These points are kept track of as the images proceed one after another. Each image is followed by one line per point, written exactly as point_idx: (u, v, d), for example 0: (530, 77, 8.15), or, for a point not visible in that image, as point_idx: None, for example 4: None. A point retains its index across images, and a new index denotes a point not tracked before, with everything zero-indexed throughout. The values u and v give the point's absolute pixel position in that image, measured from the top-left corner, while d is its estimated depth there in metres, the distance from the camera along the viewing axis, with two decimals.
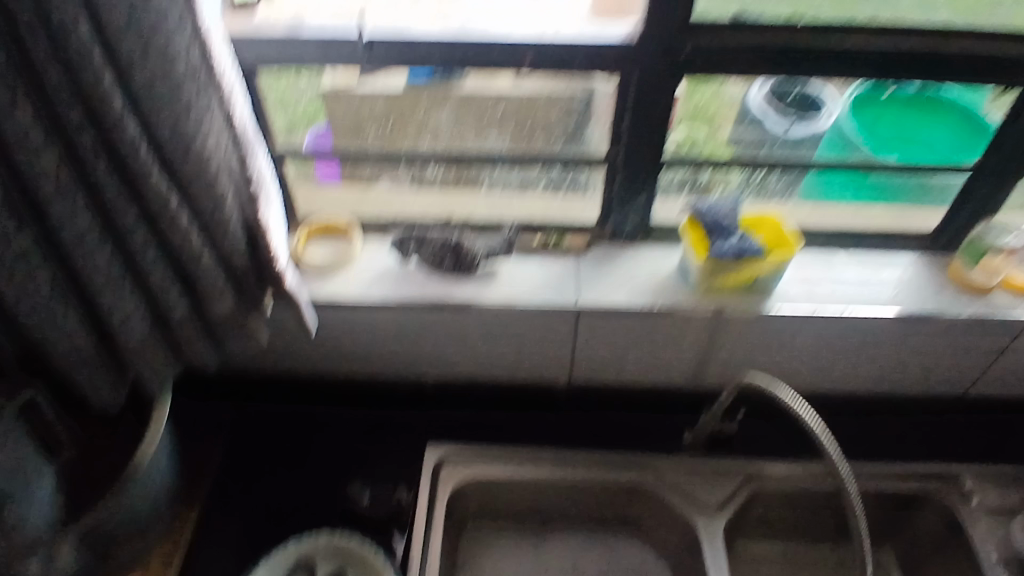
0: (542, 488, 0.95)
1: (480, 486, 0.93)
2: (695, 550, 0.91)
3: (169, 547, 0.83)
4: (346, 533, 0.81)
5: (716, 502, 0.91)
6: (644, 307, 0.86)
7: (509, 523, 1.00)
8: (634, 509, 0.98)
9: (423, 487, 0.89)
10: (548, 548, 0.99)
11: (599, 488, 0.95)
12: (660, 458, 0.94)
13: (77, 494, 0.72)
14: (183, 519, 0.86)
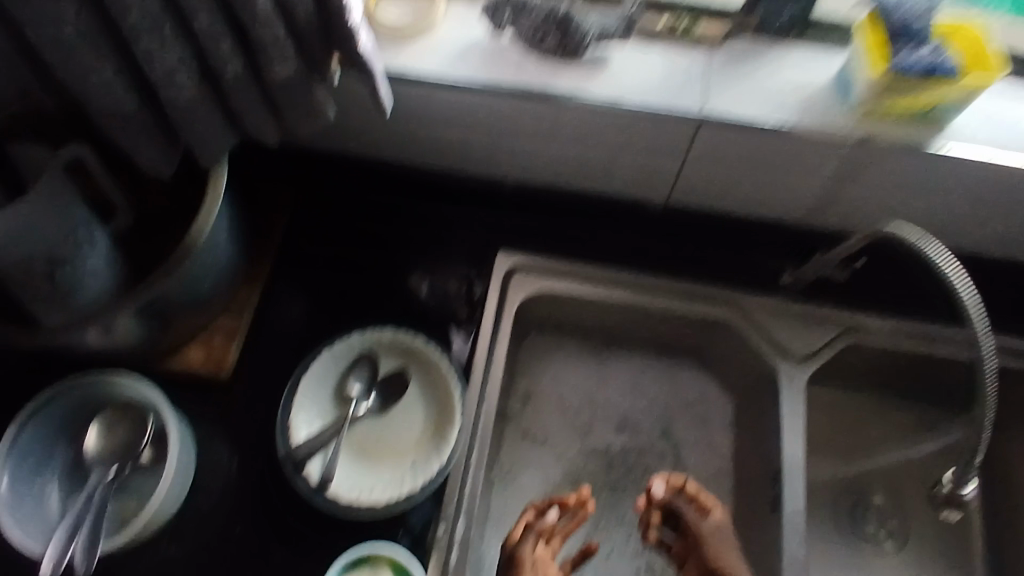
0: (616, 310, 0.89)
1: (554, 299, 0.89)
2: (769, 396, 0.85)
3: (233, 323, 0.82)
4: (410, 331, 0.78)
5: (802, 351, 0.84)
6: (781, 124, 0.72)
7: (572, 335, 0.96)
8: (710, 344, 0.92)
9: (490, 297, 0.85)
10: (609, 366, 0.95)
11: (678, 319, 0.88)
12: (753, 297, 0.86)
13: (133, 253, 0.71)
14: (244, 297, 0.83)
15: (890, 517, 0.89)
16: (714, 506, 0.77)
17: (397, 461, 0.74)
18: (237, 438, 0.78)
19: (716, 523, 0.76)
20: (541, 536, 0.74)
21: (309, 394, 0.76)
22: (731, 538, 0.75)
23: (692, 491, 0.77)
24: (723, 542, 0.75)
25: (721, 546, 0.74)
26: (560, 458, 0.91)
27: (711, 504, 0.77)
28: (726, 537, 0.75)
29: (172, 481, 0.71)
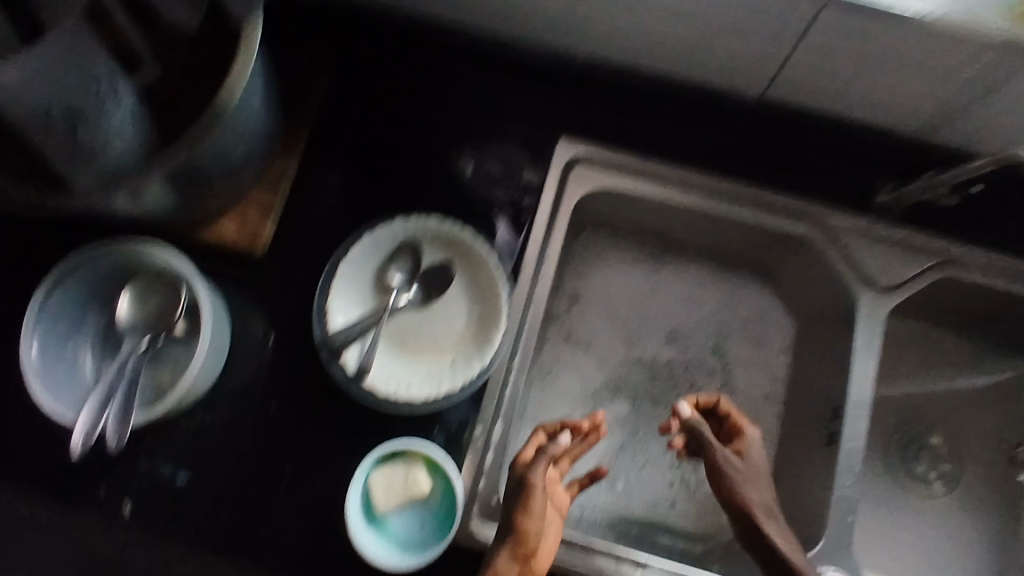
0: (684, 215, 0.80)
1: (616, 198, 0.80)
2: (839, 325, 0.78)
3: (268, 198, 0.76)
4: (457, 222, 0.72)
5: (890, 281, 0.76)
6: (919, 13, 0.58)
7: (628, 235, 0.89)
8: (782, 259, 0.83)
9: (545, 191, 0.77)
10: (664, 273, 0.89)
11: (752, 232, 0.80)
12: (840, 215, 0.77)
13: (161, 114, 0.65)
14: (279, 170, 0.77)
15: (943, 458, 0.85)
16: (751, 431, 0.70)
17: (437, 358, 0.71)
18: (274, 318, 0.75)
19: (748, 450, 0.69)
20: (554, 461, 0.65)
21: (349, 281, 0.72)
22: (764, 469, 0.68)
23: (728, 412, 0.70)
24: (752, 469, 0.67)
25: (748, 472, 0.67)
26: (602, 365, 0.87)
27: (747, 427, 0.70)
28: (756, 466, 0.68)
29: (206, 353, 0.69)
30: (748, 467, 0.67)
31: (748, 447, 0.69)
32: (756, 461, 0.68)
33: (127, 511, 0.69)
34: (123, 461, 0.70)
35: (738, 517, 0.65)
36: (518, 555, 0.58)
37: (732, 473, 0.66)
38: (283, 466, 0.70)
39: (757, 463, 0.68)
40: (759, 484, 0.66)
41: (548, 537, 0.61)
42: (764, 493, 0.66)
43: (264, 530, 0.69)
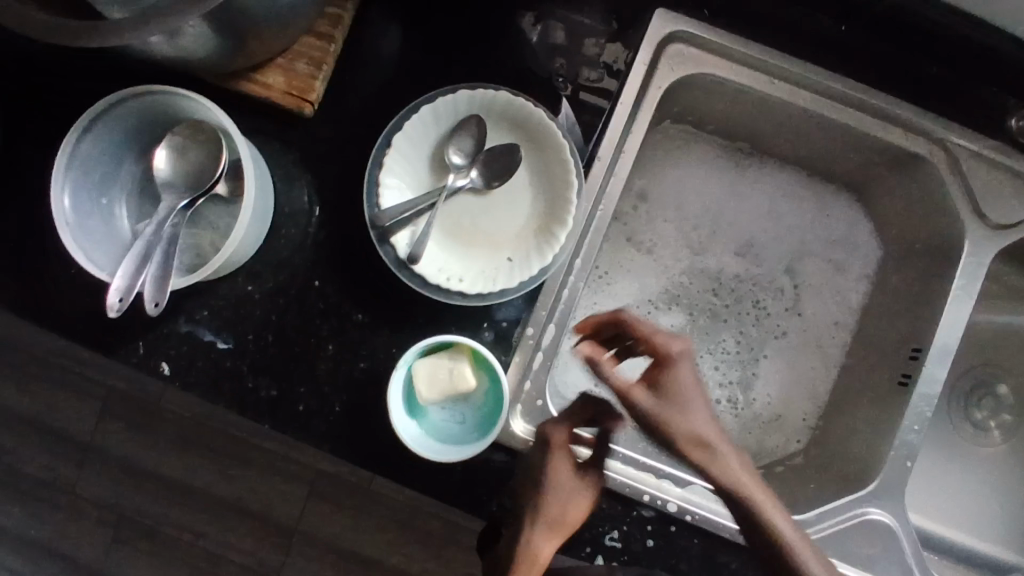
0: (784, 114, 0.71)
1: (709, 85, 0.71)
2: (936, 261, 0.71)
3: (320, 49, 0.67)
4: (528, 100, 0.63)
5: (1004, 219, 0.67)
6: None
7: (715, 132, 0.80)
8: (883, 179, 0.75)
9: (633, 74, 0.68)
10: (748, 178, 0.81)
11: (857, 142, 0.71)
12: (969, 137, 0.67)
13: None
14: (334, 17, 0.67)
15: (1008, 409, 0.81)
16: (670, 346, 0.51)
17: (493, 251, 0.65)
18: (323, 186, 0.69)
19: (668, 370, 0.50)
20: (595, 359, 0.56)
21: (404, 155, 0.65)
22: (693, 384, 0.50)
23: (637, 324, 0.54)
24: (670, 390, 0.49)
25: (665, 400, 0.49)
26: (664, 271, 0.81)
27: (662, 341, 0.51)
28: (679, 384, 0.49)
29: (252, 220, 0.64)
30: (665, 395, 0.49)
31: (661, 376, 0.50)
32: (674, 380, 0.49)
33: (166, 370, 0.69)
34: (166, 319, 0.69)
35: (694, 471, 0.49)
36: (530, 521, 0.56)
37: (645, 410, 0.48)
38: (324, 343, 0.67)
39: (674, 388, 0.49)
40: (682, 414, 0.48)
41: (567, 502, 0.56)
42: (690, 421, 0.48)
43: (303, 406, 0.67)
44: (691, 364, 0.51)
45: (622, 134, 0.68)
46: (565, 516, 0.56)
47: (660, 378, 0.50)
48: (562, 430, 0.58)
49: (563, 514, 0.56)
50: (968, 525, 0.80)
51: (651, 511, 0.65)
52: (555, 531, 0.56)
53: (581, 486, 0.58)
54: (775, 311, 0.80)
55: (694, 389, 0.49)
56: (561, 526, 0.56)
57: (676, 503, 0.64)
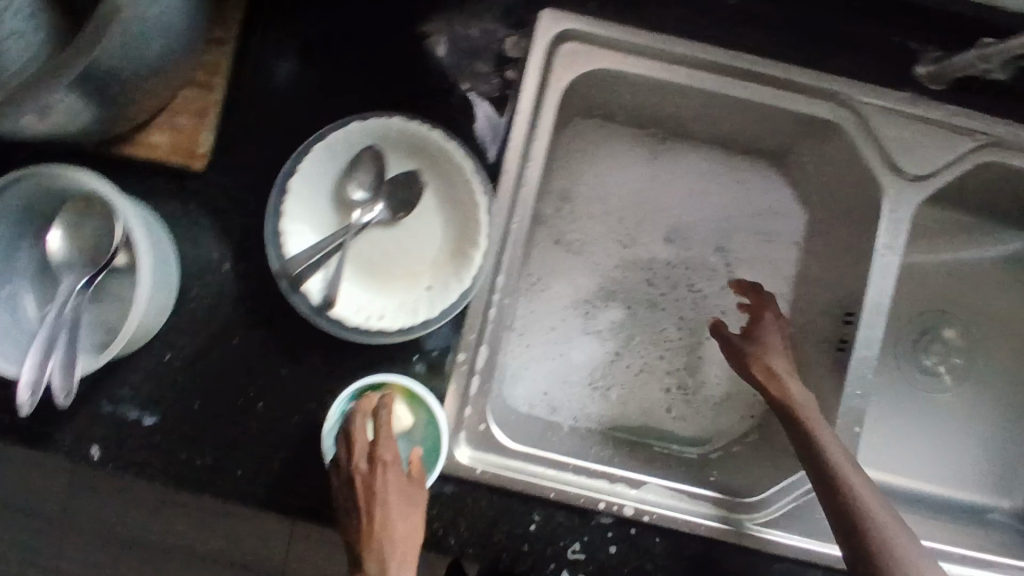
0: (682, 96, 0.70)
1: (608, 77, 0.69)
2: (856, 219, 0.70)
3: (202, 101, 0.65)
4: (424, 123, 0.61)
5: (919, 170, 0.66)
6: None
7: (626, 121, 0.79)
8: (797, 145, 0.74)
9: (528, 78, 0.66)
10: (665, 163, 0.80)
11: (761, 115, 0.70)
12: (876, 94, 0.65)
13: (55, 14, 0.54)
14: (212, 64, 0.65)
15: (957, 351, 0.81)
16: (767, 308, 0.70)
17: (412, 281, 0.63)
18: (227, 241, 0.67)
19: (761, 323, 0.69)
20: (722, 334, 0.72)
21: (304, 197, 0.62)
22: (778, 343, 0.68)
23: (745, 290, 0.71)
24: (759, 344, 0.68)
25: (751, 342, 0.68)
26: (596, 269, 0.80)
27: (761, 304, 0.70)
28: (768, 341, 0.68)
29: (156, 290, 0.62)
30: (751, 339, 0.68)
31: (761, 316, 0.69)
32: (762, 330, 0.69)
33: (96, 454, 0.66)
34: (86, 402, 0.66)
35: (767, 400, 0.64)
36: (374, 558, 0.57)
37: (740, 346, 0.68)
38: (253, 401, 0.66)
39: (763, 343, 0.68)
40: (773, 352, 0.67)
41: (397, 523, 0.57)
42: (767, 355, 0.67)
43: (242, 469, 0.66)
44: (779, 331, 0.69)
45: (525, 143, 0.66)
46: (405, 534, 0.58)
47: (754, 329, 0.69)
48: (359, 461, 0.58)
49: (403, 532, 0.58)
50: (931, 473, 0.80)
51: (609, 518, 0.64)
52: (403, 552, 0.57)
53: (404, 496, 0.58)
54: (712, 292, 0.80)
55: (777, 341, 0.68)
56: (407, 543, 0.58)
57: (632, 505, 0.64)
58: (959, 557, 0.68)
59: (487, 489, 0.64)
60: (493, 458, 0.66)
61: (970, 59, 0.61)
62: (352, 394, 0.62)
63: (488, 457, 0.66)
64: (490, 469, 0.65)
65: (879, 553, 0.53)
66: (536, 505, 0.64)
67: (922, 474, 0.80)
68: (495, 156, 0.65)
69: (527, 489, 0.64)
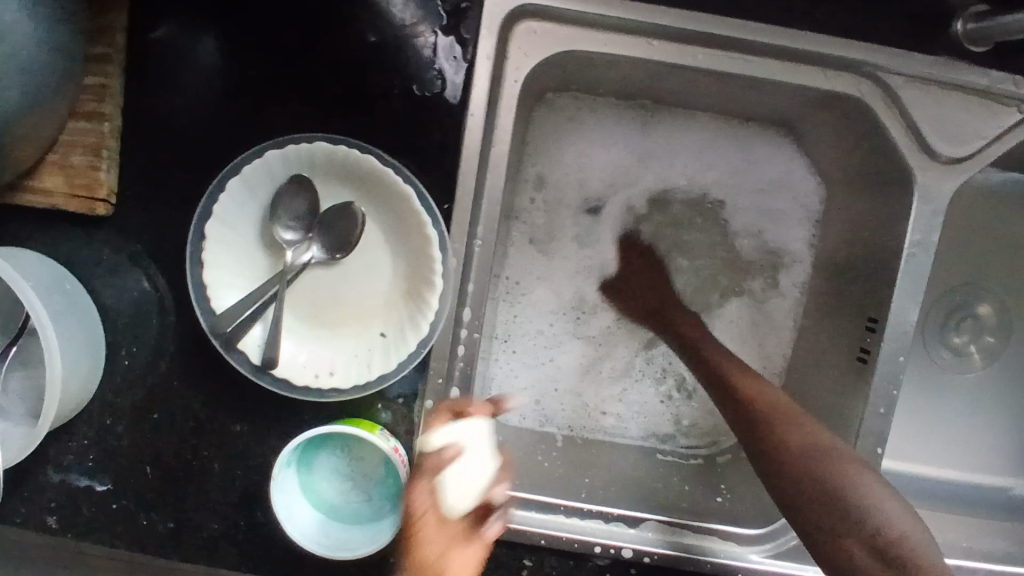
0: (665, 72, 0.58)
1: (578, 60, 0.57)
2: (876, 204, 0.60)
3: (94, 133, 0.55)
4: (354, 146, 0.51)
5: (958, 150, 0.55)
6: None
7: (609, 95, 0.66)
8: (810, 117, 0.61)
9: (479, 74, 0.54)
10: (656, 141, 0.68)
11: (765, 88, 0.58)
12: (902, 58, 0.53)
13: None
14: (97, 87, 0.55)
15: (990, 330, 0.73)
16: (642, 257, 0.69)
17: (363, 327, 0.56)
18: (157, 289, 0.59)
19: (633, 275, 0.69)
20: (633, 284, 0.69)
21: (224, 243, 0.53)
22: (649, 294, 0.67)
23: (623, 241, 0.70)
24: (631, 298, 0.68)
25: (626, 295, 0.69)
26: (583, 268, 0.70)
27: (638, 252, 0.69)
28: (636, 296, 0.68)
29: (75, 359, 0.55)
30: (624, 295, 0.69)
31: (636, 257, 0.69)
32: (631, 283, 0.68)
33: (54, 522, 0.60)
34: (27, 474, 0.60)
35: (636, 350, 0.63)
36: None
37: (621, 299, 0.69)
38: (208, 460, 0.60)
39: (637, 288, 0.68)
40: (651, 306, 0.67)
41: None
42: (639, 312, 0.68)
43: (206, 534, 0.61)
44: (655, 275, 0.68)
45: (481, 153, 0.55)
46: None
47: (625, 280, 0.69)
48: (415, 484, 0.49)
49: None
50: (956, 458, 0.73)
51: (606, 559, 0.60)
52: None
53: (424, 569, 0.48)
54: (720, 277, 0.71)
55: (647, 293, 0.67)
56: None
57: (631, 548, 0.59)
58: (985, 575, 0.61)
59: None
60: None
61: None
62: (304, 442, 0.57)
63: None
64: None
65: (796, 472, 0.51)
66: (525, 550, 0.60)
67: (954, 464, 0.73)
68: (461, 88, 0.56)
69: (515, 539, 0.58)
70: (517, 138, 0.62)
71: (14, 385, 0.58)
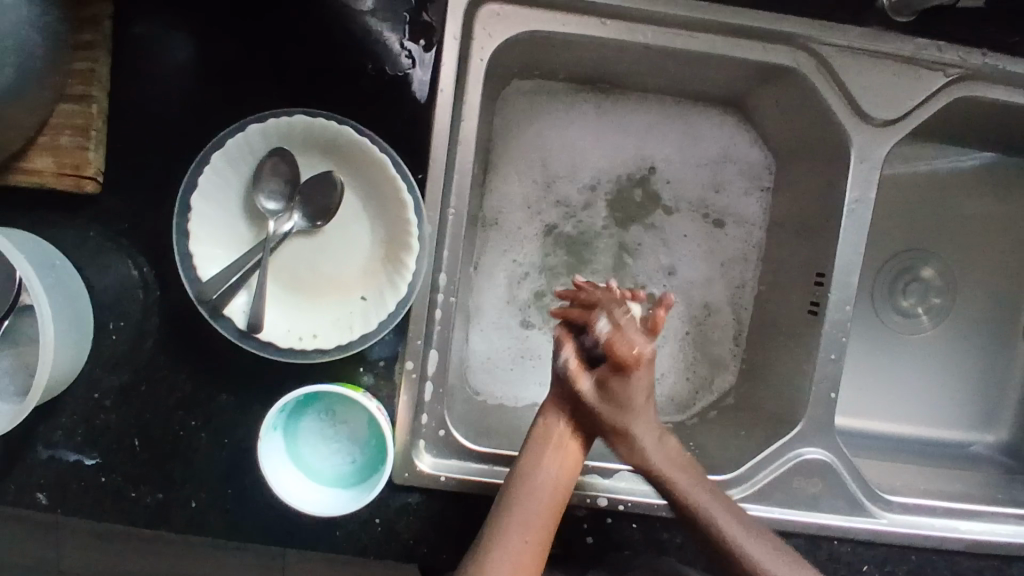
0: (620, 53, 0.63)
1: (539, 42, 0.62)
2: (822, 168, 0.64)
3: (82, 115, 0.58)
4: (331, 118, 0.55)
5: (889, 113, 0.60)
6: None
7: (569, 79, 0.70)
8: (755, 92, 0.66)
9: (447, 54, 0.58)
10: (613, 119, 0.72)
11: (716, 64, 0.62)
12: (833, 30, 0.59)
13: None
14: (86, 71, 0.58)
15: (935, 291, 0.78)
16: (636, 360, 0.54)
17: (343, 293, 0.59)
18: (140, 266, 0.61)
19: (627, 377, 0.55)
20: (607, 373, 0.55)
21: (209, 215, 0.56)
22: (642, 402, 0.56)
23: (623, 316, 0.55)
24: (612, 402, 0.56)
25: (606, 399, 0.56)
26: (552, 245, 0.73)
27: (633, 354, 0.54)
28: (628, 402, 0.56)
29: (65, 331, 0.57)
30: (608, 397, 0.56)
31: (615, 383, 0.55)
32: (622, 387, 0.55)
33: (42, 499, 0.62)
34: (17, 451, 0.62)
35: (577, 435, 0.58)
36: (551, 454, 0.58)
37: (598, 402, 0.56)
38: (194, 433, 0.62)
39: (603, 403, 0.56)
40: (640, 414, 0.57)
41: (535, 488, 0.55)
42: (626, 420, 0.57)
43: (195, 503, 0.62)
44: (631, 389, 0.56)
45: (451, 126, 0.59)
46: (544, 498, 0.55)
47: (611, 381, 0.55)
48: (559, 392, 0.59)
49: (534, 511, 0.55)
50: (909, 415, 0.78)
51: (583, 509, 0.63)
52: (526, 537, 0.53)
53: (557, 448, 0.57)
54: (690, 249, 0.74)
55: (642, 394, 0.56)
56: (532, 527, 0.54)
57: (606, 496, 0.62)
58: (942, 512, 0.65)
59: (455, 493, 0.63)
60: (457, 462, 0.63)
61: None
62: (288, 406, 0.59)
63: (452, 461, 0.63)
64: (457, 474, 0.62)
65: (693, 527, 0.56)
66: None
67: (906, 420, 0.78)
68: (428, 86, 0.60)
69: (498, 491, 0.62)
70: (485, 118, 0.66)
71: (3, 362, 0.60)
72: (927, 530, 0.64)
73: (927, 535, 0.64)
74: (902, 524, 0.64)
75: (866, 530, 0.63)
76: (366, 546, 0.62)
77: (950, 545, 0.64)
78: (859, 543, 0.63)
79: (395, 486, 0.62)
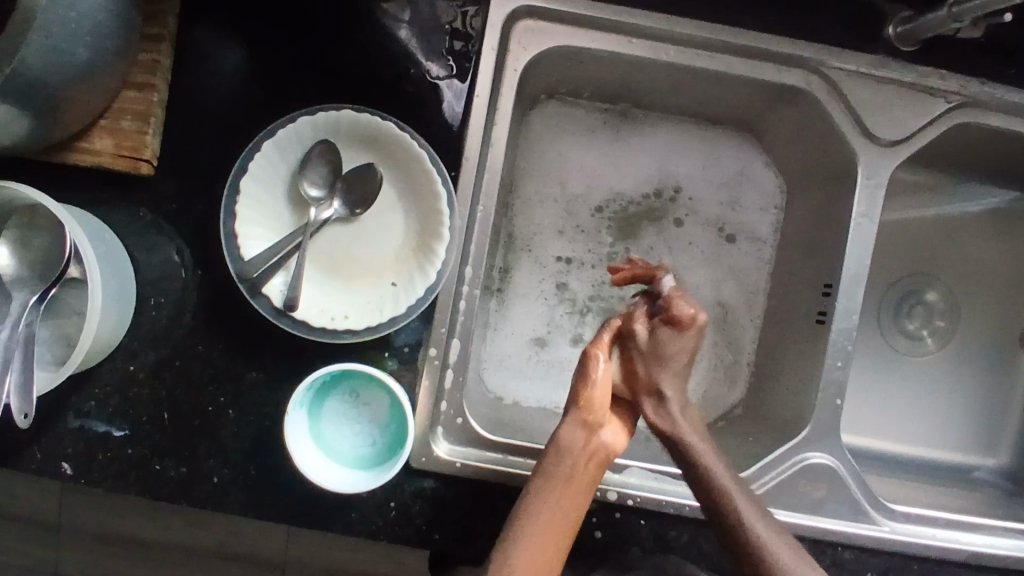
0: (641, 70, 0.67)
1: (568, 56, 0.66)
2: (831, 187, 0.68)
3: (143, 102, 0.62)
4: (375, 114, 0.59)
5: (895, 134, 0.64)
6: None
7: (593, 98, 0.75)
8: (769, 113, 0.71)
9: (484, 62, 0.63)
10: (635, 145, 0.77)
11: (733, 84, 0.67)
12: (842, 56, 0.63)
13: None
14: (150, 63, 0.62)
15: (938, 314, 0.81)
16: (691, 320, 0.61)
17: (374, 279, 0.62)
18: (182, 246, 0.64)
19: (678, 332, 0.61)
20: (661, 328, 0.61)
21: (256, 199, 0.59)
22: (681, 363, 0.62)
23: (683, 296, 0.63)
24: (655, 353, 0.62)
25: (651, 346, 0.61)
26: (571, 253, 0.76)
27: (687, 315, 0.61)
28: (671, 362, 0.62)
29: (111, 303, 0.60)
30: (654, 349, 0.62)
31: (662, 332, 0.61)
32: (669, 341, 0.61)
33: (67, 469, 0.64)
34: (49, 420, 0.64)
35: (586, 454, 0.59)
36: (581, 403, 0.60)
37: (646, 348, 0.62)
38: (220, 409, 0.64)
39: (646, 361, 0.62)
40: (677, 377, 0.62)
41: (537, 519, 0.56)
42: (664, 373, 0.62)
43: (217, 478, 0.64)
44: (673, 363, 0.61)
45: (485, 129, 0.63)
46: (546, 528, 0.56)
47: (660, 332, 0.62)
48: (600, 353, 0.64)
49: (538, 542, 0.55)
50: (913, 437, 0.80)
51: (593, 504, 0.64)
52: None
53: (560, 487, 0.57)
54: (705, 261, 0.77)
55: (684, 357, 0.62)
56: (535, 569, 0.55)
57: (616, 490, 0.64)
58: (944, 523, 0.66)
59: (468, 482, 0.64)
60: (472, 451, 0.65)
61: (942, 17, 0.59)
62: (316, 385, 0.62)
63: (467, 450, 0.65)
64: (471, 462, 0.64)
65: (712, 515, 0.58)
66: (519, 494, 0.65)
67: (910, 441, 0.80)
68: (460, 113, 0.63)
69: (512, 481, 0.64)
70: (513, 130, 0.71)
71: (44, 331, 0.63)
72: (930, 540, 0.65)
73: (928, 544, 0.65)
74: (905, 533, 0.65)
75: (869, 537, 0.64)
76: (379, 530, 0.63)
77: (951, 555, 0.65)
78: (861, 550, 0.64)
79: (411, 471, 0.64)
